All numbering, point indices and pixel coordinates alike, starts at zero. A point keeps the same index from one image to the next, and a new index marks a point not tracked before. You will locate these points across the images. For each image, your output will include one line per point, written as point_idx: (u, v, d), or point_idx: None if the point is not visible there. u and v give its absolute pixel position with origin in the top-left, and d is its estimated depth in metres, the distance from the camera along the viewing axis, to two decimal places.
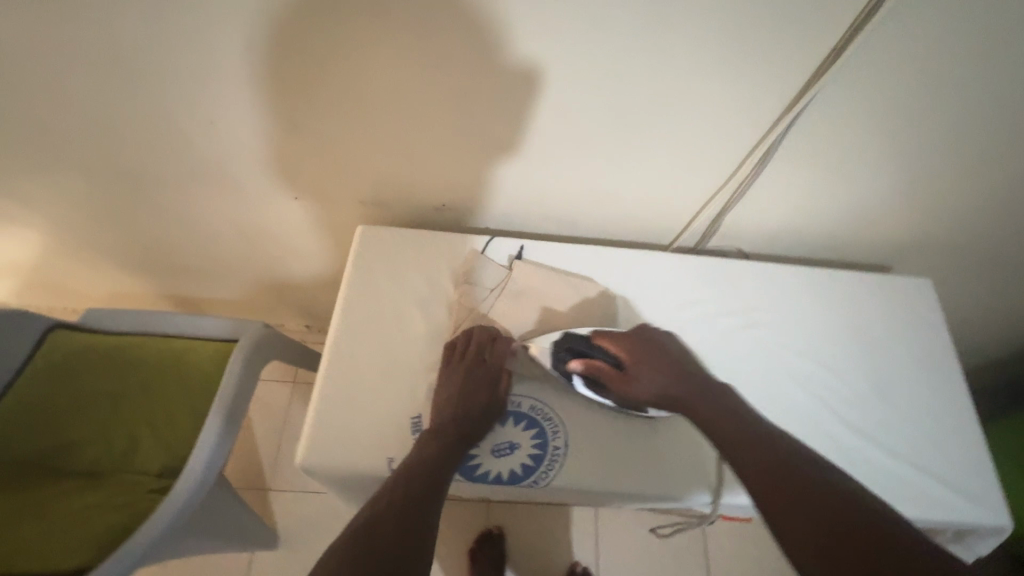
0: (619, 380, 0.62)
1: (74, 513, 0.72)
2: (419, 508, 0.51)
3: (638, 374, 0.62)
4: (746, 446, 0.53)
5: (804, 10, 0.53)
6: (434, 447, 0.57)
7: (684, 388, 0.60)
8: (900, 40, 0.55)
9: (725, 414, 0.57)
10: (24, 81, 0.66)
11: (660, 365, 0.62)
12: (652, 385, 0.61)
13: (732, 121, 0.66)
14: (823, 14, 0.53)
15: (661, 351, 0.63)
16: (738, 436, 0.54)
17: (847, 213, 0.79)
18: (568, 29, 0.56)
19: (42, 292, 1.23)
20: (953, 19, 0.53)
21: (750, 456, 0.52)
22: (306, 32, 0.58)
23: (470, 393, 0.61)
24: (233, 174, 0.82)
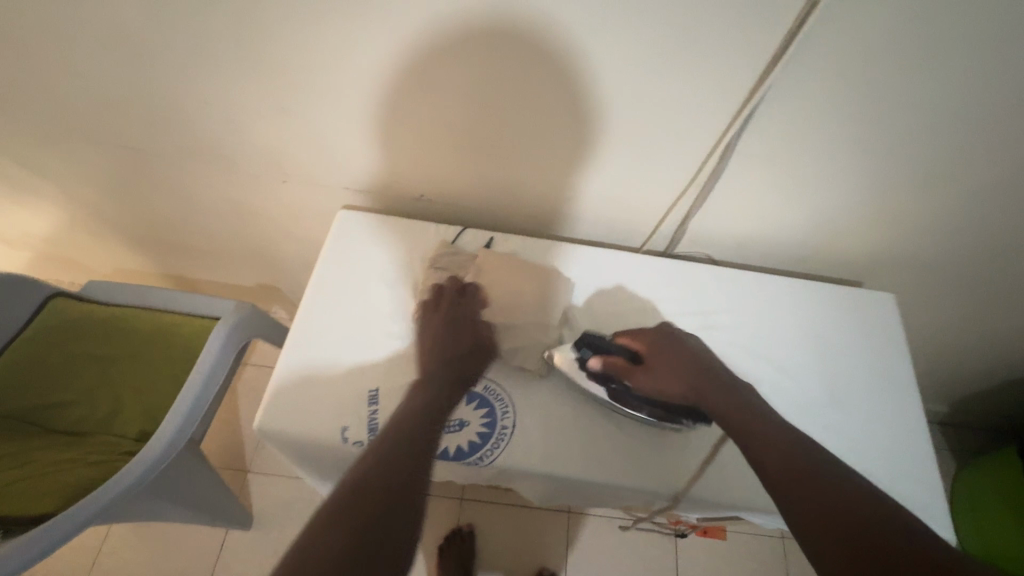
0: (638, 374, 0.65)
1: (51, 467, 0.76)
2: (419, 445, 0.57)
3: (655, 366, 0.65)
4: (773, 454, 0.53)
5: (746, 26, 0.55)
6: (424, 401, 0.62)
7: (696, 377, 0.63)
8: (843, 56, 0.57)
9: (752, 421, 0.57)
10: (37, 59, 0.72)
11: (675, 355, 0.65)
12: (667, 377, 0.64)
13: (692, 131, 0.69)
14: (764, 31, 0.56)
15: (677, 343, 0.66)
16: (770, 445, 0.54)
17: (814, 225, 0.81)
18: (526, 31, 0.59)
19: (52, 263, 1.30)
20: (891, 41, 0.55)
21: (773, 462, 0.52)
22: (284, 23, 0.63)
23: (456, 342, 0.68)
24: (227, 157, 0.87)
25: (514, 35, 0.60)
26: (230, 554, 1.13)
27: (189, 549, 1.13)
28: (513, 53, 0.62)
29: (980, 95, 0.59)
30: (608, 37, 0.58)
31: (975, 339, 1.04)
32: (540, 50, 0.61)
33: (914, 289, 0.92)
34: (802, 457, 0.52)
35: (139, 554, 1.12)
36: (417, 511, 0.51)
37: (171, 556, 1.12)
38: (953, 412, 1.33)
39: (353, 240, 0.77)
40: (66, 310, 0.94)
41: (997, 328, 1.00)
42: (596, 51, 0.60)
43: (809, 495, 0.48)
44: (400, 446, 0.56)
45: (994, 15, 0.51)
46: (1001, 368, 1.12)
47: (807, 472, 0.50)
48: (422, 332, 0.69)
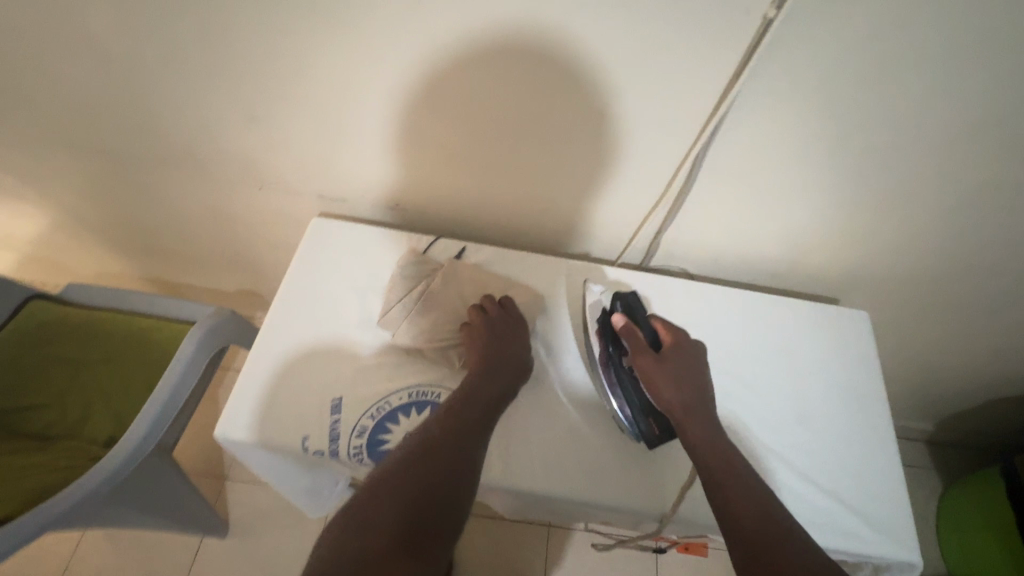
0: (644, 355, 0.64)
1: (15, 471, 0.75)
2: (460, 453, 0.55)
3: (665, 364, 0.63)
4: (747, 514, 0.51)
5: (704, 43, 0.56)
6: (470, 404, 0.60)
7: (690, 399, 0.61)
8: (801, 75, 0.57)
9: (731, 474, 0.55)
10: (13, 62, 0.73)
11: (688, 368, 0.64)
12: (669, 374, 0.62)
13: (658, 147, 0.69)
14: (723, 48, 0.56)
15: (697, 367, 0.65)
16: (745, 504, 0.52)
17: (788, 240, 0.81)
18: (491, 41, 0.60)
19: (36, 265, 1.30)
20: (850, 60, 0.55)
21: (744, 523, 0.50)
22: (252, 29, 0.63)
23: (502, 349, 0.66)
24: (203, 163, 0.87)
25: (478, 44, 0.60)
26: (203, 562, 1.11)
27: (161, 557, 1.11)
28: (479, 61, 0.62)
29: (946, 111, 0.58)
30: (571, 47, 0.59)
31: (956, 356, 1.03)
32: (507, 60, 0.61)
33: (893, 305, 0.92)
34: (776, 526, 0.50)
35: (111, 561, 1.10)
36: (448, 521, 0.51)
37: (143, 565, 1.10)
38: (940, 430, 1.31)
39: (326, 248, 0.77)
40: (41, 313, 0.94)
41: (978, 346, 0.99)
42: (560, 62, 0.60)
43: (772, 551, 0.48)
44: (438, 448, 0.55)
45: (953, 34, 0.51)
46: (984, 387, 1.11)
47: (776, 542, 0.49)
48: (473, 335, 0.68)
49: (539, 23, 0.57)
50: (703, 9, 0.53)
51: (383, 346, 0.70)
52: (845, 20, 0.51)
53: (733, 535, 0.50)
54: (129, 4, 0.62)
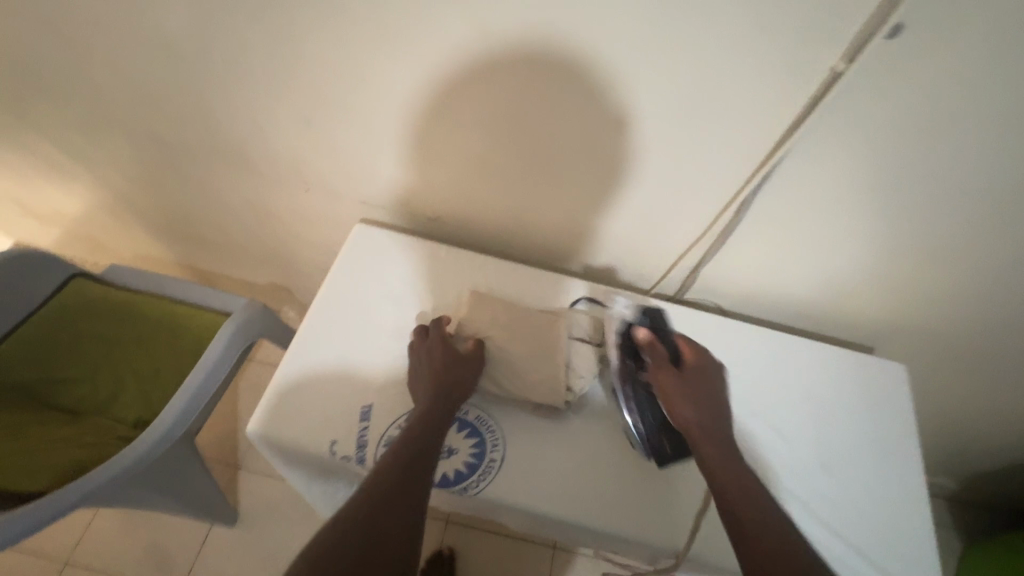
0: (665, 370, 0.64)
1: (46, 444, 0.77)
2: (412, 495, 0.53)
3: (683, 381, 0.64)
4: (764, 544, 0.49)
5: (763, 90, 0.56)
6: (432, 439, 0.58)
7: (706, 419, 0.61)
8: (860, 128, 0.57)
9: (744, 489, 0.55)
10: (88, 52, 0.76)
11: (705, 391, 0.64)
12: (688, 391, 0.63)
13: (706, 182, 0.68)
14: (777, 97, 0.56)
15: (716, 389, 0.65)
16: (762, 533, 0.50)
17: (832, 288, 0.79)
18: (556, 74, 0.60)
19: (81, 242, 1.35)
20: (910, 117, 0.54)
21: (760, 552, 0.49)
22: (317, 40, 0.65)
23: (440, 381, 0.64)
24: (253, 160, 0.89)
25: (540, 75, 0.61)
26: (211, 548, 1.13)
27: (170, 539, 1.13)
28: (540, 92, 0.63)
29: (1006, 172, 0.57)
30: (634, 84, 0.59)
31: (991, 416, 1.00)
32: (572, 91, 0.62)
33: (929, 358, 0.90)
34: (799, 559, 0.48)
35: (123, 538, 1.13)
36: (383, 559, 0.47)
37: (152, 545, 1.12)
38: (962, 489, 1.27)
39: (369, 252, 0.79)
40: (83, 291, 0.97)
41: (1014, 408, 0.96)
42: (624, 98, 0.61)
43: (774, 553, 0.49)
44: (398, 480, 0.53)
45: (1018, 101, 0.51)
46: (1014, 449, 1.08)
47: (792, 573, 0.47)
48: (417, 365, 0.66)
49: (606, 58, 0.57)
50: (772, 54, 0.53)
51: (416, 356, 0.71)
52: (908, 77, 0.51)
53: (740, 542, 0.51)
54: (205, 9, 0.65)
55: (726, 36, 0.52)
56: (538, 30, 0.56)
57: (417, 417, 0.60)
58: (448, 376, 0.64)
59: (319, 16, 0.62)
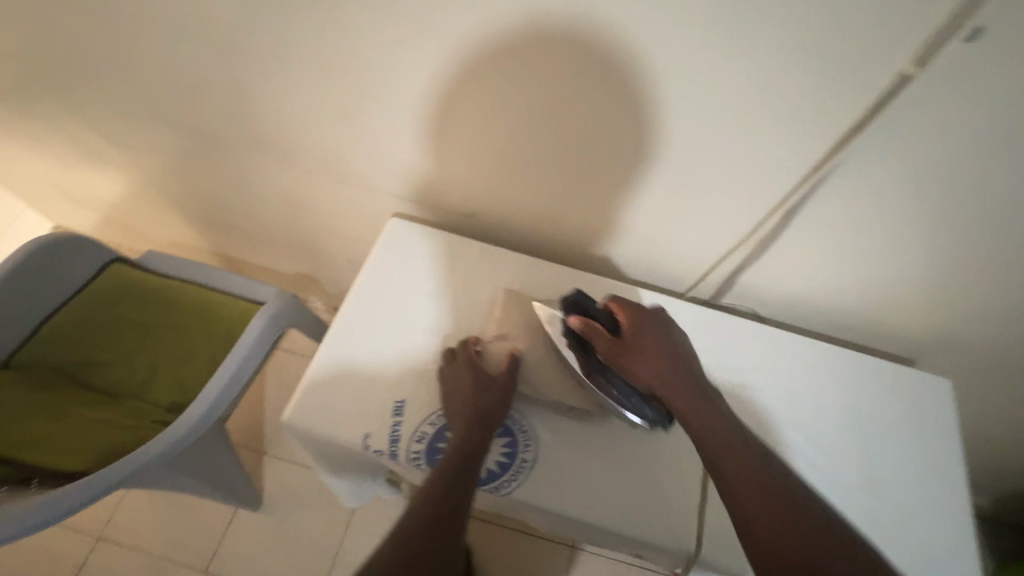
0: (612, 347, 0.60)
1: (86, 424, 0.78)
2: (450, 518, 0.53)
3: (633, 349, 0.60)
4: (762, 521, 0.47)
5: (821, 96, 0.54)
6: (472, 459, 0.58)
7: (671, 373, 0.58)
8: (922, 136, 0.54)
9: (736, 457, 0.51)
10: (133, 42, 0.77)
11: (655, 346, 0.60)
12: (643, 356, 0.59)
13: (751, 188, 0.66)
14: (836, 102, 0.54)
15: (664, 336, 0.61)
16: (758, 507, 0.48)
17: (877, 299, 0.77)
18: (601, 77, 0.58)
19: (118, 227, 1.38)
20: (979, 127, 0.52)
21: (760, 531, 0.46)
22: (358, 37, 0.64)
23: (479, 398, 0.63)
24: (288, 152, 0.89)
25: (584, 78, 0.59)
26: (236, 530, 1.15)
27: (198, 520, 1.16)
28: (583, 96, 0.61)
29: None
30: (684, 90, 0.57)
31: None
32: (617, 95, 0.60)
33: (973, 374, 0.86)
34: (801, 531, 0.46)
35: (152, 516, 1.16)
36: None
37: (180, 524, 1.15)
38: (995, 508, 1.23)
39: (403, 247, 0.79)
40: (121, 276, 0.99)
41: None
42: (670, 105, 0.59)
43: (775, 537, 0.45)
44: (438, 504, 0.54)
45: None
46: None
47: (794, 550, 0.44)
48: (453, 382, 0.65)
49: (656, 62, 0.55)
50: (837, 58, 0.50)
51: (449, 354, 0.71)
52: (981, 83, 0.48)
53: (738, 520, 0.48)
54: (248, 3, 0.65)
55: (788, 39, 0.50)
56: (587, 31, 0.54)
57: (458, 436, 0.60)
58: (478, 410, 0.62)
59: (360, 13, 0.61)
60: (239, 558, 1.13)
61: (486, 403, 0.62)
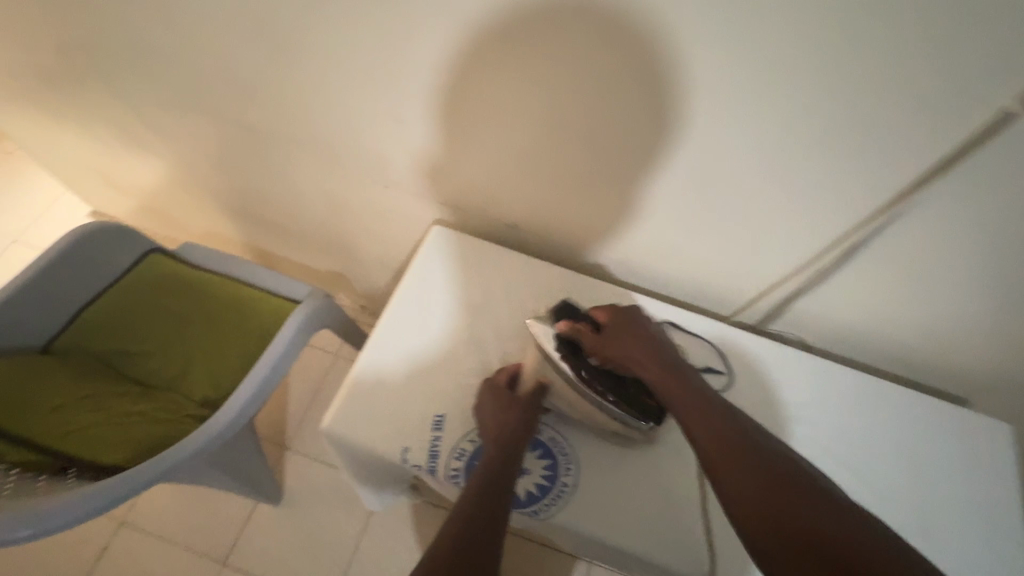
0: (597, 343, 0.61)
1: (121, 416, 0.79)
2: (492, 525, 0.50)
3: (616, 341, 0.60)
4: (741, 484, 0.47)
5: (905, 127, 0.51)
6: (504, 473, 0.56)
7: (652, 355, 0.59)
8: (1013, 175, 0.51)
9: (708, 418, 0.52)
10: (189, 37, 0.77)
11: (636, 335, 0.61)
12: (627, 347, 0.60)
13: (815, 215, 0.64)
14: (920, 135, 0.51)
15: (643, 325, 0.62)
16: (734, 469, 0.48)
17: (937, 337, 0.73)
18: (670, 98, 0.57)
19: (154, 215, 1.40)
20: None
21: (752, 516, 0.45)
22: (416, 48, 0.63)
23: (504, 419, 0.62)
24: (332, 153, 0.89)
25: (652, 99, 0.58)
26: (255, 524, 1.16)
27: (219, 510, 1.17)
28: (648, 117, 0.60)
29: None
30: (757, 117, 0.55)
31: None
32: (683, 118, 0.58)
33: None
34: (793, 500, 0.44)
35: (175, 504, 1.17)
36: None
37: (201, 513, 1.16)
38: None
39: (446, 257, 0.78)
40: (160, 266, 1.00)
41: None
42: (738, 131, 0.57)
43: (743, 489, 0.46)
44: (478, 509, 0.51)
45: None
46: None
47: (788, 524, 0.43)
48: (480, 409, 0.64)
49: (729, 89, 0.53)
50: (926, 89, 0.48)
51: (491, 370, 0.69)
52: None
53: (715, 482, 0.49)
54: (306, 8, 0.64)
55: (875, 68, 0.48)
56: (660, 53, 0.53)
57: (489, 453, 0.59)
58: (506, 430, 0.60)
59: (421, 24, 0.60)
60: (257, 552, 1.13)
61: (513, 424, 0.61)
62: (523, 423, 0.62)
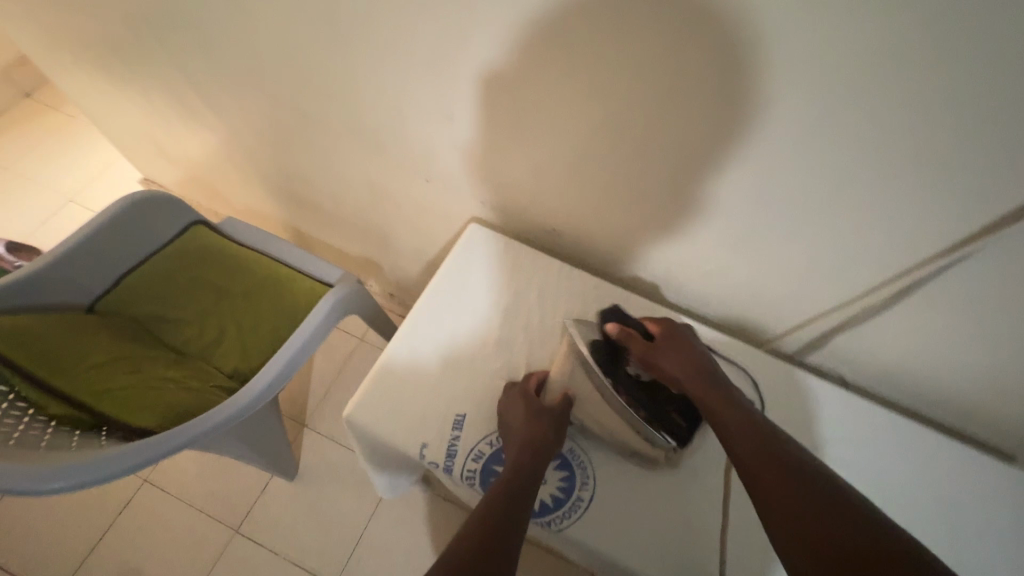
0: (645, 351, 0.62)
1: (155, 380, 0.82)
2: (512, 528, 0.50)
3: (664, 351, 0.61)
4: (772, 481, 0.48)
5: (980, 171, 0.48)
6: (525, 482, 0.55)
7: (701, 372, 0.59)
8: None
9: (743, 428, 0.53)
10: (253, 20, 0.79)
11: (683, 350, 0.61)
12: (674, 359, 0.60)
13: (869, 248, 0.61)
14: (995, 180, 0.48)
15: (693, 343, 0.62)
16: (766, 470, 0.49)
17: (991, 390, 0.69)
18: (731, 115, 0.55)
19: (201, 187, 1.44)
20: None
21: (782, 508, 0.46)
22: (475, 47, 0.62)
23: (529, 424, 0.61)
24: (378, 142, 0.90)
25: (711, 114, 0.56)
26: (270, 496, 1.19)
27: (236, 479, 1.20)
28: (703, 132, 0.58)
29: None
30: (821, 144, 0.53)
31: None
32: (744, 139, 0.56)
33: None
34: (815, 505, 0.45)
35: (197, 468, 1.21)
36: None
37: (220, 479, 1.20)
38: None
39: (479, 255, 0.78)
40: (202, 238, 1.02)
41: None
42: (800, 157, 0.55)
43: (773, 486, 0.47)
44: (499, 512, 0.51)
45: None
46: None
47: (814, 520, 0.43)
48: (505, 414, 0.63)
49: (796, 112, 0.51)
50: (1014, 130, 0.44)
51: (516, 374, 0.69)
52: None
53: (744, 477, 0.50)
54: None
55: (962, 105, 0.44)
56: (724, 68, 0.51)
57: (514, 459, 0.58)
58: (530, 436, 0.60)
59: (482, 24, 0.59)
60: (269, 523, 1.16)
61: (537, 433, 0.60)
62: (548, 431, 0.61)
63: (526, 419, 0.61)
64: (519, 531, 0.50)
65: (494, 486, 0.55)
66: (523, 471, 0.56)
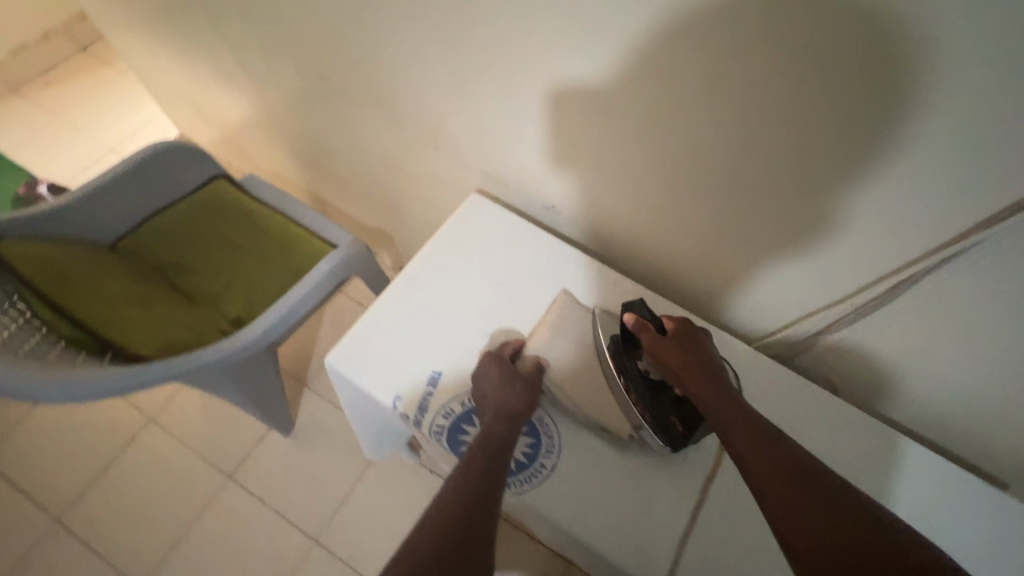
0: (659, 348, 0.61)
1: (161, 316, 0.86)
2: (483, 502, 0.51)
3: (676, 350, 0.60)
4: (793, 504, 0.46)
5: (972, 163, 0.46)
6: (497, 450, 0.56)
7: (710, 377, 0.57)
8: None
9: (753, 439, 0.51)
10: None
11: (693, 352, 0.60)
12: (683, 361, 0.59)
13: (859, 245, 0.58)
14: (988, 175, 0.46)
15: (706, 346, 0.61)
16: (783, 491, 0.47)
17: (986, 413, 0.65)
18: (723, 95, 0.54)
19: (231, 148, 1.49)
20: None
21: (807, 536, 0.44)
22: (483, 16, 0.63)
23: (502, 392, 0.62)
24: (393, 111, 0.92)
25: (704, 94, 0.55)
26: (264, 448, 1.23)
27: (234, 428, 1.25)
28: (696, 111, 0.57)
29: None
30: (812, 127, 0.51)
31: None
32: (736, 120, 0.55)
33: None
34: (835, 523, 0.44)
35: (198, 414, 1.26)
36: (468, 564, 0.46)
37: (219, 427, 1.25)
38: None
39: (477, 225, 0.79)
40: (222, 192, 1.07)
41: None
42: (794, 142, 0.54)
43: (794, 509, 0.46)
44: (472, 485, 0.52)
45: None
46: None
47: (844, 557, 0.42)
48: (485, 380, 0.63)
49: (789, 92, 0.50)
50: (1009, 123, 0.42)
51: (496, 343, 0.70)
52: None
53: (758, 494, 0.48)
54: None
55: (955, 94, 0.43)
56: (718, 45, 0.50)
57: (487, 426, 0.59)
58: (503, 405, 0.61)
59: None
60: (260, 473, 1.20)
61: (509, 401, 0.61)
62: (520, 400, 0.62)
63: (502, 389, 0.62)
64: (491, 506, 0.52)
65: (468, 455, 0.56)
66: (496, 440, 0.57)
